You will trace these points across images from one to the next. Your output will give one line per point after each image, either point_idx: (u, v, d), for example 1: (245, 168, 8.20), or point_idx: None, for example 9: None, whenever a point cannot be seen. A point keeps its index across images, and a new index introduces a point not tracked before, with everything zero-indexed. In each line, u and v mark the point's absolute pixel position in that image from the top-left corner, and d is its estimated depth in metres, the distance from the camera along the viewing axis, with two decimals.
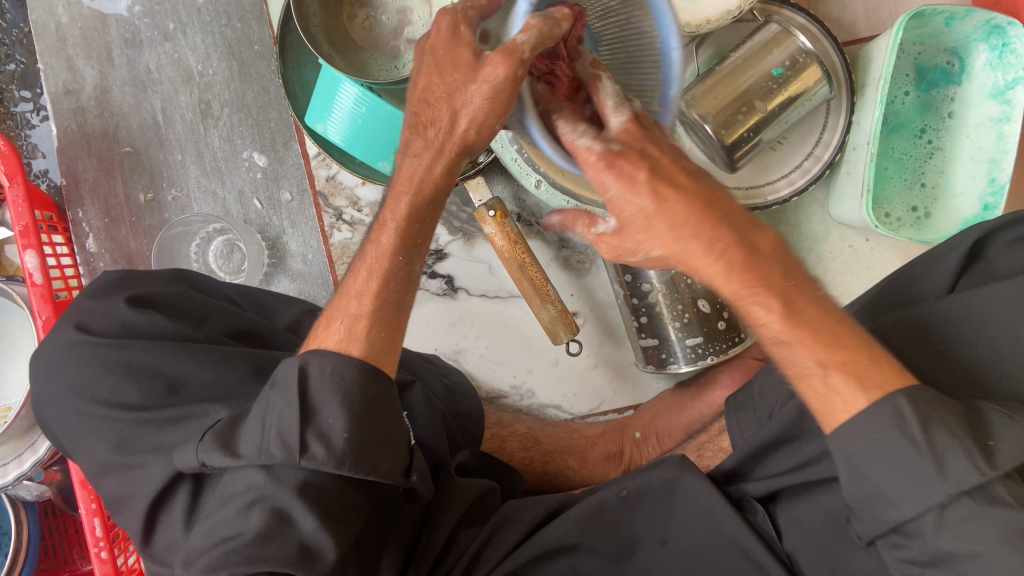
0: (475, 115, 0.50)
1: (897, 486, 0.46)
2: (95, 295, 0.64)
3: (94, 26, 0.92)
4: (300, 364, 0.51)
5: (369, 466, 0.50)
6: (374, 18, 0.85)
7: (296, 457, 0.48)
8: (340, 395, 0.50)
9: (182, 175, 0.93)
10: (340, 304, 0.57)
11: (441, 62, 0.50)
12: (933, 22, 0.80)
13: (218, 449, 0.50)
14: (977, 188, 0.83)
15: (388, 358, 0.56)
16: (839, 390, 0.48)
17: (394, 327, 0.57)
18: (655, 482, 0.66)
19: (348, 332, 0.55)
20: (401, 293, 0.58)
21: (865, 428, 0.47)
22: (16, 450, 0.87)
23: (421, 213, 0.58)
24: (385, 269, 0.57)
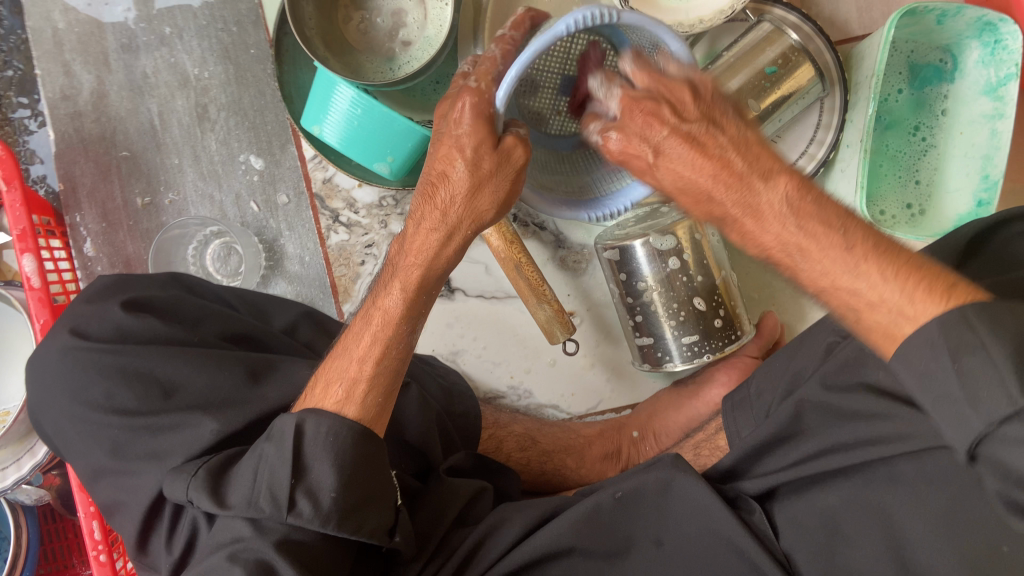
0: (485, 203, 0.54)
1: None
2: (90, 300, 0.64)
3: (90, 31, 0.93)
4: (297, 423, 0.52)
5: (354, 526, 0.51)
6: (369, 20, 0.85)
7: (283, 514, 0.50)
8: (332, 456, 0.52)
9: (179, 179, 0.93)
10: (338, 365, 0.58)
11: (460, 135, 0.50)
12: (925, 20, 0.81)
13: (206, 492, 0.52)
14: (970, 185, 0.83)
15: (381, 421, 0.57)
16: (912, 300, 0.43)
17: (390, 393, 0.59)
18: (650, 483, 0.66)
19: (344, 395, 0.56)
20: (400, 361, 0.59)
21: (931, 348, 0.42)
22: (16, 454, 0.87)
23: (425, 284, 0.58)
24: (389, 335, 0.58)
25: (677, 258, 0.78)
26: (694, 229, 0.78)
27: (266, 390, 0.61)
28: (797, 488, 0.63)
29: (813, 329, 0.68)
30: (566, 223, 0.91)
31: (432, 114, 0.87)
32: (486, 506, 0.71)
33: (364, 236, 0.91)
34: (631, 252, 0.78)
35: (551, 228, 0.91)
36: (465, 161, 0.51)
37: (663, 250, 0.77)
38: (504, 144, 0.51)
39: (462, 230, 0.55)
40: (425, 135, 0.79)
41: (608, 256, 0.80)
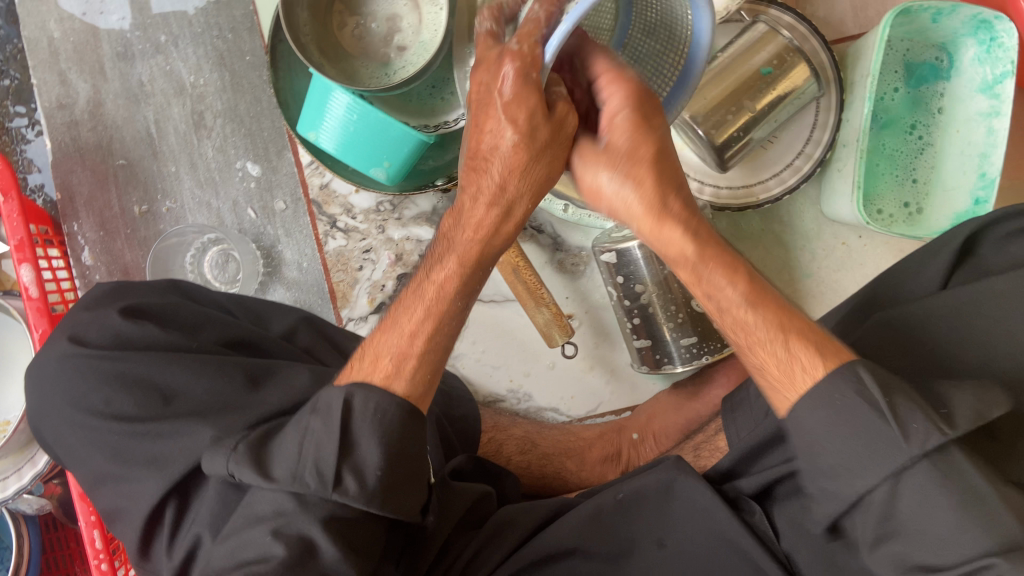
0: (534, 174, 0.54)
1: (859, 462, 0.45)
2: (88, 308, 0.64)
3: (86, 40, 0.93)
4: (345, 396, 0.51)
5: (394, 506, 0.50)
6: (365, 26, 0.85)
7: (328, 489, 0.48)
8: (378, 431, 0.50)
9: (176, 186, 0.93)
10: (388, 340, 0.56)
11: (516, 107, 0.50)
12: (920, 18, 0.81)
13: (251, 465, 0.50)
14: (968, 183, 0.83)
15: (428, 400, 0.55)
16: (796, 355, 0.50)
17: (437, 370, 0.56)
18: (652, 485, 0.66)
19: (395, 369, 0.54)
20: (450, 335, 0.57)
21: (827, 402, 0.47)
22: (16, 464, 0.87)
23: (483, 259, 0.58)
24: (443, 310, 0.56)
25: None
26: None
27: (265, 395, 0.60)
28: (795, 489, 0.63)
29: None
30: (564, 226, 0.91)
31: (429, 118, 0.87)
32: (487, 509, 0.70)
33: (362, 241, 0.91)
34: (629, 254, 0.78)
35: (549, 231, 0.91)
36: (520, 131, 0.51)
37: None
38: (559, 112, 0.51)
39: (522, 198, 0.55)
40: (422, 140, 0.79)
41: (604, 259, 0.81)
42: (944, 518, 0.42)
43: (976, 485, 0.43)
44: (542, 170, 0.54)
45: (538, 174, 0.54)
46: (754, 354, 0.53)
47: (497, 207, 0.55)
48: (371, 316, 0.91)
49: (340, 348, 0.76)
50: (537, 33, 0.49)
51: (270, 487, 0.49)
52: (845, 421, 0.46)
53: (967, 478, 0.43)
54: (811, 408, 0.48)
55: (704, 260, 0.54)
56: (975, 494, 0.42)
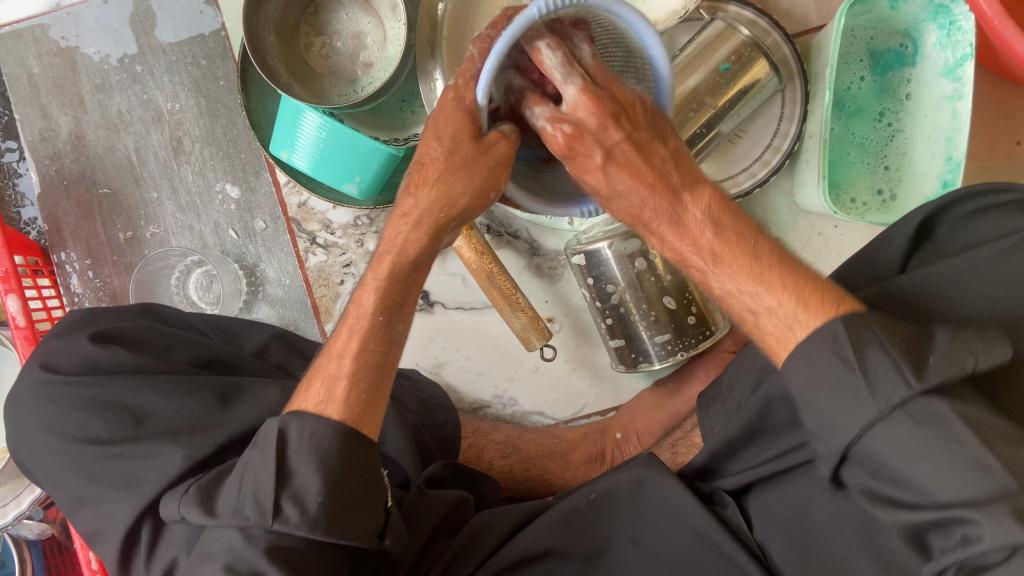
0: (450, 189, 0.56)
1: (841, 410, 0.45)
2: (59, 335, 0.66)
3: (64, 74, 0.95)
4: (280, 428, 0.52)
5: (342, 529, 0.51)
6: (330, 45, 0.86)
7: (269, 520, 0.50)
8: (315, 458, 0.51)
9: (159, 212, 0.95)
10: (319, 366, 0.57)
11: (441, 127, 0.54)
12: (879, 7, 0.81)
13: (196, 505, 0.53)
14: (937, 167, 0.83)
15: (368, 418, 0.55)
16: (781, 310, 0.49)
17: (378, 388, 0.57)
18: (624, 482, 0.67)
19: (327, 396, 0.55)
20: (381, 354, 0.58)
21: (815, 361, 0.46)
22: (15, 491, 0.90)
23: (402, 284, 0.58)
24: (365, 328, 0.57)
25: (644, 258, 0.78)
26: None
27: (237, 413, 0.63)
28: (768, 481, 0.64)
29: None
30: (539, 231, 0.92)
31: (400, 132, 0.89)
32: (465, 514, 0.71)
33: (342, 256, 0.93)
34: (598, 256, 0.79)
35: (525, 237, 0.92)
36: (444, 146, 0.54)
37: (630, 253, 0.78)
38: (488, 138, 0.54)
39: (432, 216, 0.57)
40: (392, 153, 0.80)
41: (575, 262, 0.82)
42: (926, 469, 0.42)
43: (958, 430, 0.42)
44: (462, 182, 0.55)
45: (455, 185, 0.56)
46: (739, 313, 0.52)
47: (408, 221, 0.57)
48: None
49: (312, 361, 0.78)
50: (473, 68, 0.54)
51: (213, 524, 0.51)
52: (825, 378, 0.45)
53: (952, 427, 0.42)
54: (810, 356, 0.46)
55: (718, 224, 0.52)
56: (957, 437, 0.42)
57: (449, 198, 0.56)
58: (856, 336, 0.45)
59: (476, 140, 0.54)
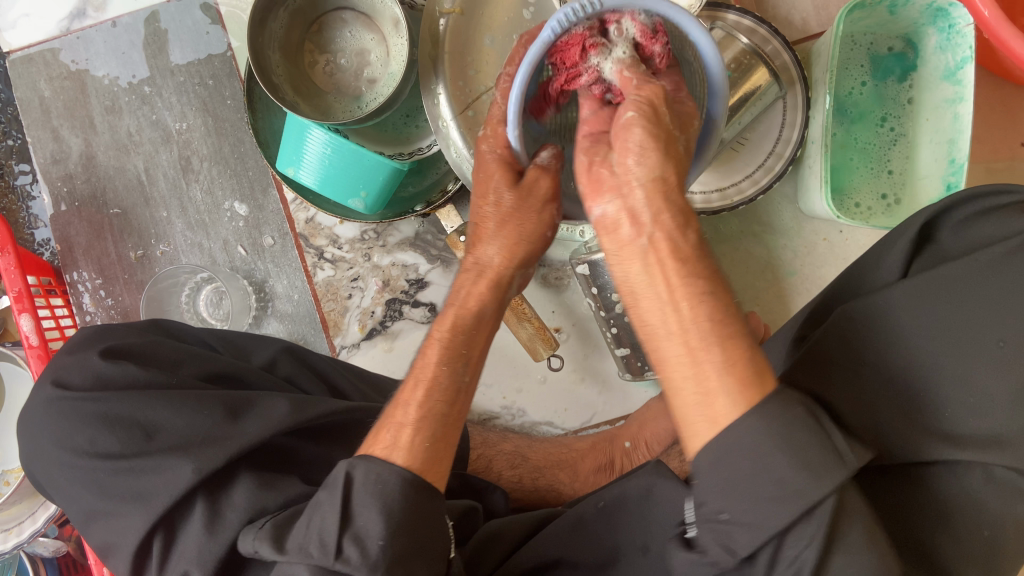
0: (511, 242, 0.58)
1: (794, 479, 0.43)
2: (71, 352, 0.68)
3: (75, 97, 0.97)
4: (348, 469, 0.52)
5: (403, 575, 0.50)
6: (334, 62, 0.88)
7: (330, 560, 0.49)
8: (380, 502, 0.51)
9: (169, 231, 0.96)
10: (392, 415, 0.57)
11: (482, 185, 0.58)
12: (878, 11, 0.82)
13: (269, 541, 0.53)
14: (940, 170, 0.83)
15: (436, 468, 0.55)
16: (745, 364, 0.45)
17: (447, 438, 0.56)
18: (631, 491, 0.65)
19: (393, 441, 0.55)
20: (446, 404, 0.57)
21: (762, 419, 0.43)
22: (31, 508, 0.91)
23: (470, 335, 0.59)
24: (430, 377, 0.58)
25: None
26: None
27: (246, 426, 0.63)
28: None
29: None
30: None
31: (404, 146, 0.90)
32: (474, 525, 0.71)
33: (349, 270, 0.94)
34: (601, 265, 0.80)
35: None
36: (492, 202, 0.57)
37: None
38: (528, 177, 0.56)
39: (494, 269, 0.59)
40: (396, 167, 0.81)
41: (580, 271, 0.82)
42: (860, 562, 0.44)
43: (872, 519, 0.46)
44: (524, 229, 0.58)
45: (509, 237, 0.58)
46: (678, 368, 0.46)
47: (470, 275, 0.60)
48: (363, 342, 0.94)
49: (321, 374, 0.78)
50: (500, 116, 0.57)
51: (282, 560, 0.51)
52: (787, 445, 0.43)
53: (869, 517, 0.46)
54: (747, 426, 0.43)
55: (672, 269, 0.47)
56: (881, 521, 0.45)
57: (507, 251, 0.59)
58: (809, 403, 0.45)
59: (516, 181, 0.57)
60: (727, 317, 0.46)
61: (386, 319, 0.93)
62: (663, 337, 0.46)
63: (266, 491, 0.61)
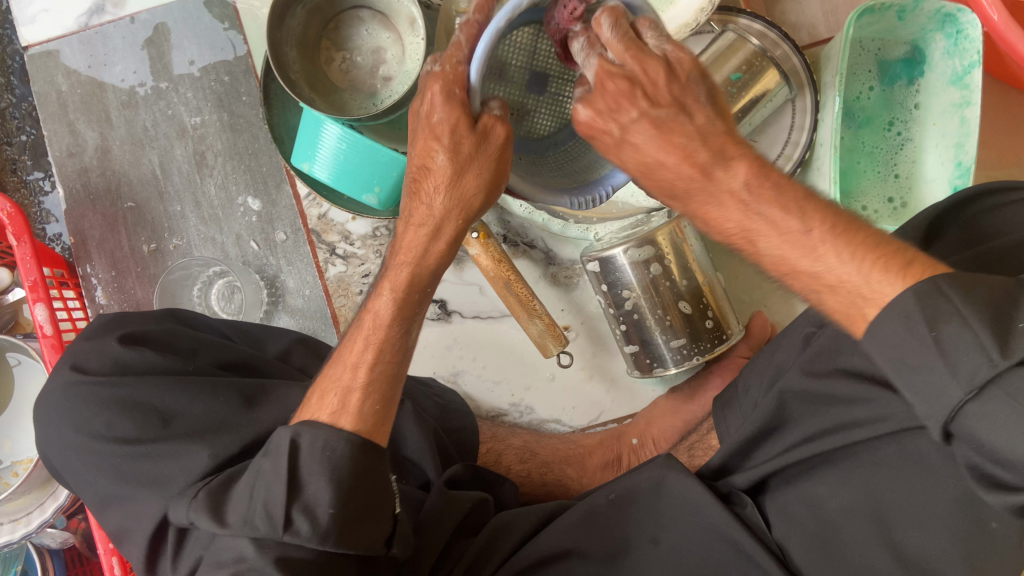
0: (461, 198, 0.57)
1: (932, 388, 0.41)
2: (88, 338, 0.68)
3: (92, 92, 0.98)
4: (292, 437, 0.53)
5: (351, 541, 0.52)
6: (350, 60, 0.89)
7: (279, 532, 0.51)
8: (327, 471, 0.53)
9: (182, 225, 0.97)
10: (333, 375, 0.59)
11: (436, 126, 0.53)
12: (887, 16, 0.83)
13: (207, 512, 0.53)
14: (947, 173, 0.84)
15: (380, 429, 0.58)
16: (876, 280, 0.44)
17: (389, 398, 0.59)
18: (642, 484, 0.67)
19: (340, 406, 0.57)
20: (395, 364, 0.60)
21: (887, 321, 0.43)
22: (39, 499, 0.91)
23: (416, 283, 0.61)
24: (381, 338, 0.60)
25: (659, 263, 0.80)
26: (674, 235, 0.80)
27: (261, 414, 0.64)
28: (788, 481, 0.63)
29: (796, 321, 0.67)
30: (555, 240, 0.93)
31: None
32: (485, 515, 0.72)
33: (361, 266, 0.94)
34: (613, 262, 0.80)
35: (541, 246, 0.93)
36: (445, 147, 0.53)
37: (645, 259, 0.79)
38: (483, 122, 0.52)
39: (448, 224, 0.59)
40: None
41: (591, 268, 0.83)
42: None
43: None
44: (470, 185, 0.56)
45: (464, 192, 0.56)
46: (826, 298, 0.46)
47: (425, 230, 0.59)
48: None
49: None
50: (459, 58, 0.51)
51: (225, 533, 0.52)
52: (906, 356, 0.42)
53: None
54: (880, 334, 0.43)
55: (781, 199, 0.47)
56: None
57: (456, 203, 0.57)
58: (929, 306, 0.41)
59: (472, 129, 0.52)
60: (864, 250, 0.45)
61: None
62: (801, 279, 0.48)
63: None
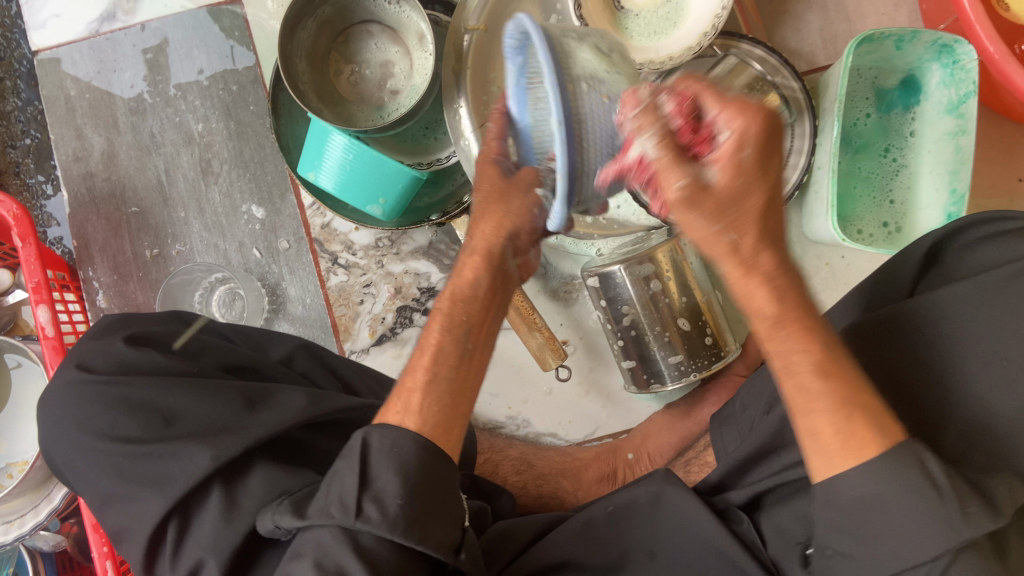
0: (498, 220, 0.62)
1: (896, 537, 0.46)
2: (95, 337, 0.69)
3: (100, 97, 0.99)
4: (363, 437, 0.54)
5: (421, 534, 0.51)
6: (359, 72, 0.90)
7: (351, 518, 0.50)
8: (396, 464, 0.52)
9: (186, 231, 0.98)
10: (399, 383, 0.60)
11: (482, 180, 0.61)
12: (885, 45, 0.85)
13: (289, 513, 0.54)
14: (940, 200, 0.86)
15: (443, 435, 0.56)
16: (857, 430, 0.46)
17: (456, 406, 0.58)
18: (640, 498, 0.68)
19: (405, 407, 0.57)
20: (454, 371, 0.59)
21: (875, 473, 0.46)
22: (33, 501, 0.91)
23: (468, 306, 0.63)
24: (435, 349, 0.60)
25: (659, 280, 0.81)
26: (674, 252, 0.82)
27: (263, 417, 0.64)
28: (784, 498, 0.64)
29: None
30: (554, 255, 0.94)
31: (423, 156, 0.92)
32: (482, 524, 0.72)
33: (362, 276, 0.95)
34: (613, 278, 0.81)
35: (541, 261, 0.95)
36: (477, 191, 0.62)
37: (645, 276, 0.81)
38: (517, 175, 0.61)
39: (497, 250, 0.63)
40: (415, 175, 0.82)
41: (591, 283, 0.84)
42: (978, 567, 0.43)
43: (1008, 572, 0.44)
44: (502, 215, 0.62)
45: (498, 215, 0.62)
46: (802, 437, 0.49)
47: (469, 254, 0.64)
48: (372, 348, 0.95)
49: (337, 374, 0.79)
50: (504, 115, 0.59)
51: (304, 526, 0.52)
52: (887, 504, 0.45)
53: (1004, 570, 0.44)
54: (848, 481, 0.46)
55: (783, 321, 0.48)
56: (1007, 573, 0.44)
57: (497, 226, 0.62)
58: (902, 453, 0.46)
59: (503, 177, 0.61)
60: (828, 387, 0.47)
61: (396, 326, 0.95)
62: (801, 409, 0.48)
63: (281, 482, 0.62)
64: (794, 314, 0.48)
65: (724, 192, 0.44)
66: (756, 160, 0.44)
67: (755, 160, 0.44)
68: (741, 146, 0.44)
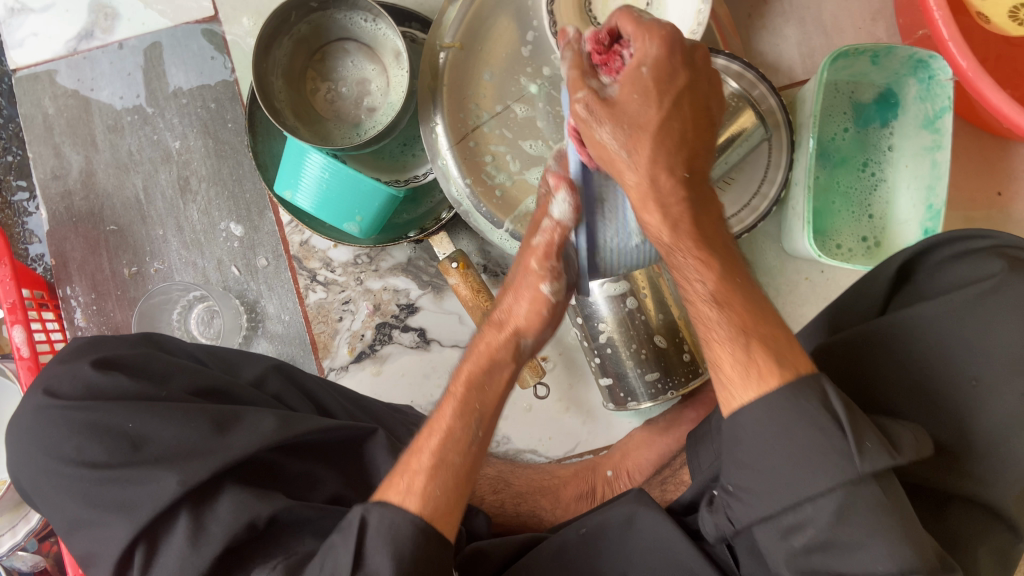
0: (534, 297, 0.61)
1: (796, 467, 0.48)
2: (63, 361, 0.68)
3: (78, 115, 0.99)
4: (362, 514, 0.53)
5: None
6: (336, 90, 0.90)
7: None
8: (390, 547, 0.52)
9: (164, 249, 0.98)
10: (402, 462, 0.58)
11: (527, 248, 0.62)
12: (861, 60, 0.85)
13: None
14: (918, 215, 0.86)
15: (446, 516, 0.55)
16: (757, 360, 0.51)
17: (456, 490, 0.56)
18: (612, 518, 0.67)
19: (408, 486, 0.55)
20: (459, 461, 0.57)
21: (776, 407, 0.49)
22: (11, 521, 0.90)
23: (482, 388, 0.60)
24: (445, 427, 0.58)
25: (634, 297, 0.81)
26: (651, 270, 0.81)
27: (232, 440, 0.64)
28: None
29: None
30: None
31: (400, 173, 0.93)
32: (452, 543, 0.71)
33: (341, 293, 0.95)
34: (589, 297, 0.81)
35: None
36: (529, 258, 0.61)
37: (619, 293, 0.80)
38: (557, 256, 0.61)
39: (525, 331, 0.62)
40: (391, 194, 0.82)
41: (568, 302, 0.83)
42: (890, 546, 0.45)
43: (905, 509, 0.48)
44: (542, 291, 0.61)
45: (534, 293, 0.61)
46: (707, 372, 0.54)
47: (496, 329, 0.63)
48: (351, 365, 0.95)
49: (311, 394, 0.79)
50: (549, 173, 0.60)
51: None
52: (788, 436, 0.48)
53: (902, 507, 0.47)
54: (752, 414, 0.50)
55: (678, 248, 0.56)
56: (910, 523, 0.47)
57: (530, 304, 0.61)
58: (800, 382, 0.49)
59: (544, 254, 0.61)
60: (724, 316, 0.54)
61: (375, 343, 0.94)
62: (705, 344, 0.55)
63: (249, 505, 0.62)
64: (688, 239, 0.55)
65: (627, 108, 0.52)
66: (662, 67, 0.51)
67: (660, 78, 0.51)
68: (641, 64, 0.51)
